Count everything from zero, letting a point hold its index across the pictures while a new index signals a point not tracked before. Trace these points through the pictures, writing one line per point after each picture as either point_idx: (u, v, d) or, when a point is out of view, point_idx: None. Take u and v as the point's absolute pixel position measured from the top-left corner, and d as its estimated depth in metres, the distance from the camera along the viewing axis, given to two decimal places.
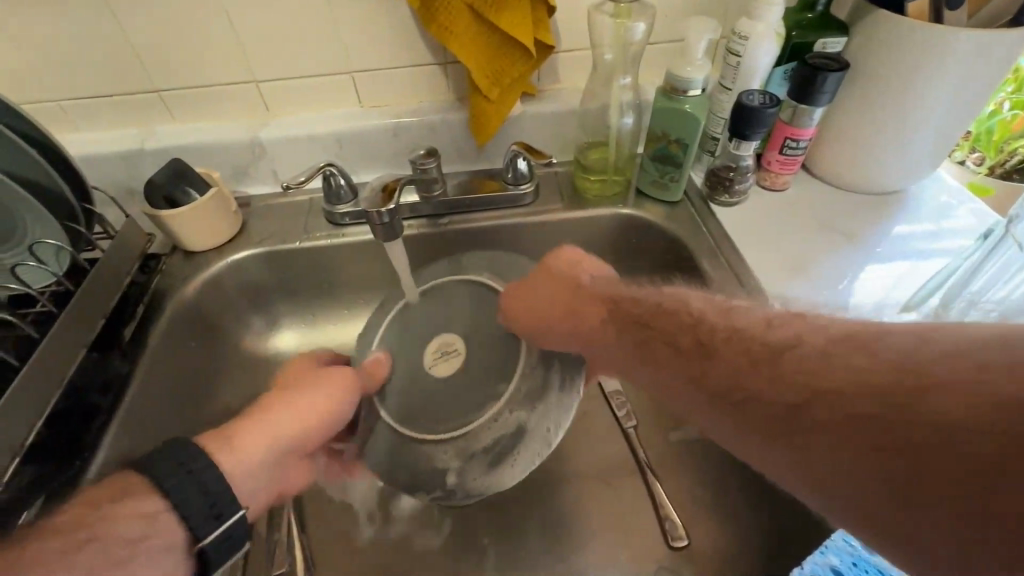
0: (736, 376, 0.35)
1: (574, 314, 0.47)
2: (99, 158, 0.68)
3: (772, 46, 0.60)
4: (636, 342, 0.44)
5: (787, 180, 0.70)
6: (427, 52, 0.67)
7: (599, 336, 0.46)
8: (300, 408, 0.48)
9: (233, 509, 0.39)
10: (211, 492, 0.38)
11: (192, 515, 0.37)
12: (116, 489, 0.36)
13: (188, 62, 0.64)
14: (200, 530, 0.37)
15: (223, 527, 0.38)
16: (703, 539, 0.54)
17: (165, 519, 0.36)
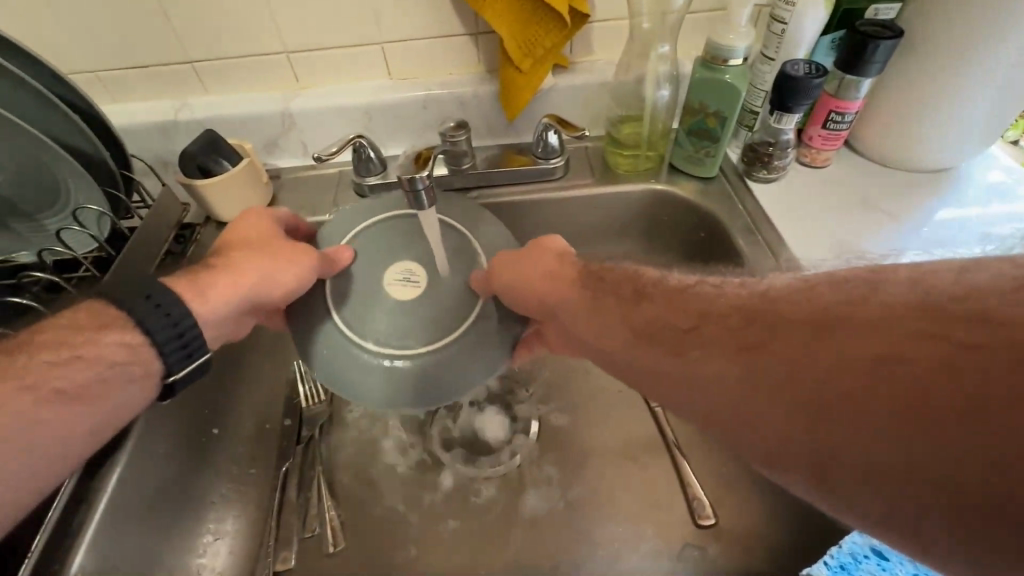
0: (683, 329, 0.36)
1: (548, 274, 0.46)
2: (137, 129, 0.69)
3: (822, 13, 0.56)
4: (592, 295, 0.43)
5: (829, 156, 0.66)
6: (458, 22, 0.65)
7: (564, 291, 0.45)
8: (256, 271, 0.47)
9: (201, 350, 0.43)
10: (182, 332, 0.42)
11: (165, 349, 0.41)
12: (101, 317, 0.40)
13: (221, 33, 0.64)
14: (172, 364, 0.42)
15: (193, 365, 0.43)
16: (730, 519, 0.53)
17: (145, 350, 0.41)
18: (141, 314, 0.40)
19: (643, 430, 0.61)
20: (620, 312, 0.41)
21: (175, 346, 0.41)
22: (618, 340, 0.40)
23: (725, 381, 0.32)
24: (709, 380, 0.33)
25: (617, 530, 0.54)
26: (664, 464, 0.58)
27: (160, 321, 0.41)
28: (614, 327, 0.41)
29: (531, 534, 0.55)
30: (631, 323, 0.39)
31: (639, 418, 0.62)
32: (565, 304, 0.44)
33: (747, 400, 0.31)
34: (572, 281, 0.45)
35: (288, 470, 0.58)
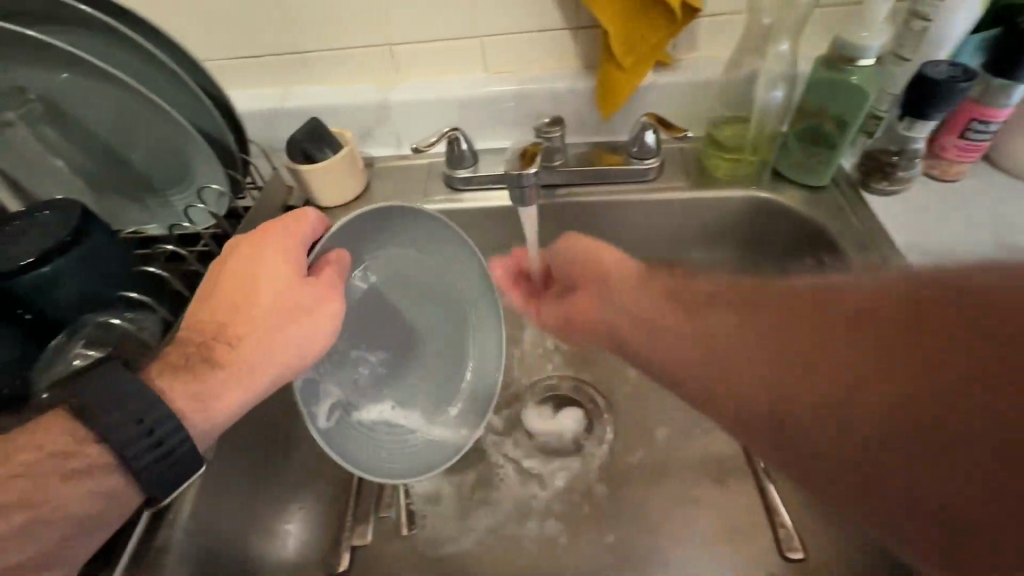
0: (740, 333, 0.34)
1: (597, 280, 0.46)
2: (248, 115, 0.73)
3: (974, 9, 0.51)
4: (661, 287, 0.41)
5: (963, 169, 0.59)
6: (561, 16, 0.65)
7: (614, 285, 0.45)
8: (287, 340, 0.42)
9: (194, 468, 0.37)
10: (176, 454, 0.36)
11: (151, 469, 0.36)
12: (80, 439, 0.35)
13: (332, 25, 0.67)
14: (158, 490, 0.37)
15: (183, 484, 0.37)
16: (824, 556, 0.50)
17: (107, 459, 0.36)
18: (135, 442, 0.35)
19: (727, 449, 0.58)
20: (666, 316, 0.39)
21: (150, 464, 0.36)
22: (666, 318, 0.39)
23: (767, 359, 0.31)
24: (758, 377, 0.32)
25: (696, 551, 0.52)
26: (749, 488, 0.55)
27: (131, 434, 0.35)
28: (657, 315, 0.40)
29: (603, 543, 0.53)
30: (672, 303, 0.39)
31: (722, 436, 0.59)
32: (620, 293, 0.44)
33: (794, 393, 0.30)
34: (628, 275, 0.44)
35: None
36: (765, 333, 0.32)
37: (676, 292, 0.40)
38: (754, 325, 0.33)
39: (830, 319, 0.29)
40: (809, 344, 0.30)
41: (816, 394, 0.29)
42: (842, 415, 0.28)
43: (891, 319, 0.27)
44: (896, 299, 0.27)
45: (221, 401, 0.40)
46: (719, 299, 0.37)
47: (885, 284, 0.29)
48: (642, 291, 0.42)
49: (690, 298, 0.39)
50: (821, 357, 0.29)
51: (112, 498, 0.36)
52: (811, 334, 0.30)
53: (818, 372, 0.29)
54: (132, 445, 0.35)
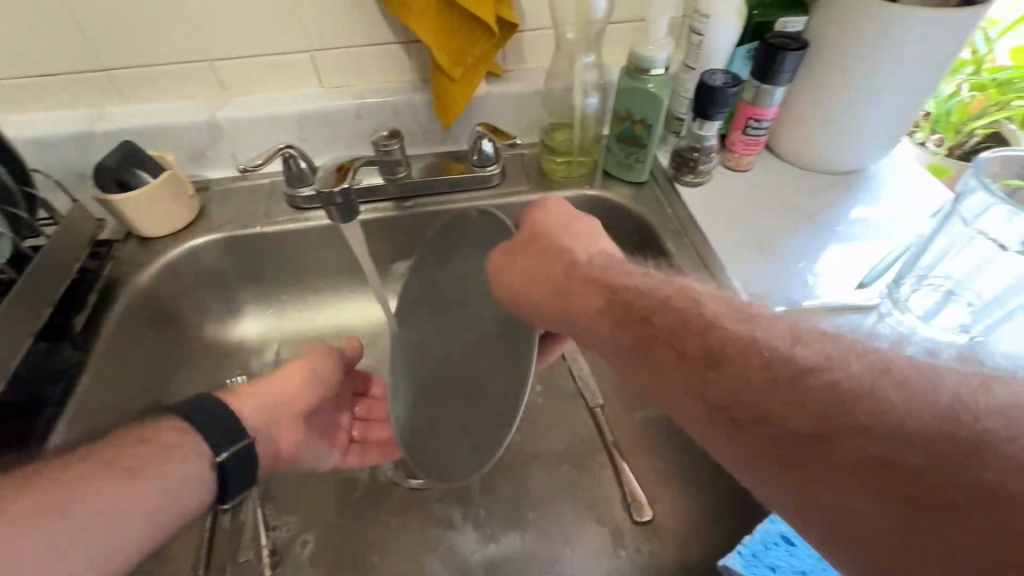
0: (776, 401, 0.30)
1: (554, 300, 0.42)
2: (47, 141, 0.65)
3: (734, 25, 0.59)
4: (634, 343, 0.38)
5: (751, 160, 0.70)
6: (388, 30, 0.65)
7: (574, 318, 0.42)
8: (302, 367, 0.55)
9: (243, 435, 0.45)
10: (223, 419, 0.45)
11: (213, 436, 0.44)
12: (145, 418, 0.44)
13: (135, 40, 0.62)
14: (221, 446, 0.44)
15: (236, 448, 0.44)
16: (668, 515, 0.55)
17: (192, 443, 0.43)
18: (191, 415, 0.44)
19: (584, 429, 0.63)
20: (654, 360, 0.36)
21: (219, 431, 0.44)
22: (650, 375, 0.36)
23: (794, 436, 0.29)
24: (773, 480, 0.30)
25: (559, 531, 0.55)
26: (604, 463, 0.60)
27: (200, 416, 0.45)
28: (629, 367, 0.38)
29: (474, 541, 0.55)
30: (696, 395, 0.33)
31: (580, 418, 0.64)
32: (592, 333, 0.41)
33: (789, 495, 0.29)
34: (606, 323, 0.40)
35: None
36: (790, 406, 0.30)
37: (685, 355, 0.35)
38: (786, 396, 0.30)
39: (858, 435, 0.27)
40: (820, 440, 0.28)
41: (818, 504, 0.28)
42: (848, 514, 0.27)
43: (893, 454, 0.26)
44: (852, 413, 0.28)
45: (249, 394, 0.51)
46: (754, 383, 0.31)
47: (908, 406, 0.27)
48: (629, 352, 0.38)
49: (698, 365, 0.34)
50: (840, 453, 0.28)
51: (185, 447, 0.42)
52: (817, 467, 0.28)
53: (821, 485, 0.28)
54: (202, 420, 0.44)
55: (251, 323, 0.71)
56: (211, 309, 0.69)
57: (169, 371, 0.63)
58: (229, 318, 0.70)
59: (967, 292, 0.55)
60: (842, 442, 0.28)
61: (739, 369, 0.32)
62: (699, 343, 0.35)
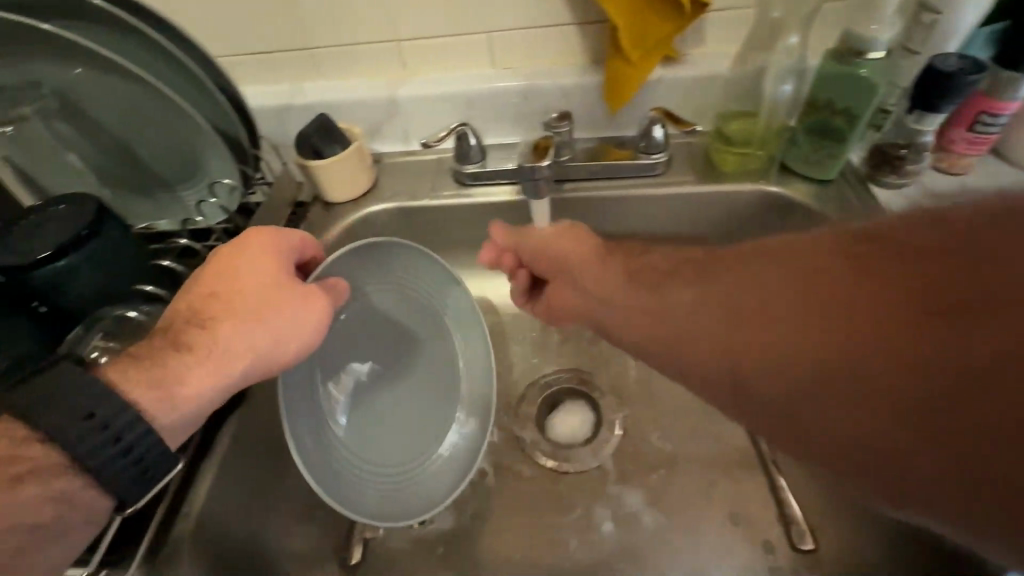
0: (751, 278, 0.37)
1: (586, 264, 0.50)
2: (257, 111, 0.73)
3: (982, 2, 0.51)
4: (674, 281, 0.43)
5: (970, 162, 0.59)
6: (570, 10, 0.65)
7: (595, 268, 0.49)
8: (266, 333, 0.42)
9: (168, 470, 0.36)
10: (147, 461, 0.35)
11: (126, 488, 0.35)
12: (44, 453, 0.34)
13: (339, 21, 0.67)
14: (130, 497, 0.35)
15: (157, 490, 0.36)
16: (835, 546, 0.50)
17: (81, 495, 0.34)
18: (95, 460, 0.33)
19: (735, 439, 0.59)
20: (671, 287, 0.42)
21: (132, 474, 0.35)
22: (669, 304, 0.41)
23: (788, 302, 0.33)
24: (789, 376, 0.32)
25: (707, 547, 0.52)
26: (759, 481, 0.55)
27: (111, 456, 0.34)
28: (642, 307, 0.43)
29: (615, 537, 0.53)
30: (659, 299, 0.42)
31: (730, 426, 0.60)
32: (605, 284, 0.47)
33: (817, 381, 0.30)
34: (653, 271, 0.46)
35: None
36: (812, 298, 0.33)
37: (715, 282, 0.40)
38: (754, 269, 0.37)
39: (849, 254, 0.32)
40: (811, 281, 0.33)
41: (851, 390, 0.29)
42: (835, 346, 0.30)
43: (906, 262, 0.29)
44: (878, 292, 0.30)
45: (195, 385, 0.40)
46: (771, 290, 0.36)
47: (914, 233, 0.31)
48: (651, 293, 0.43)
49: (727, 287, 0.38)
50: (818, 280, 0.33)
51: (76, 507, 0.34)
52: (838, 342, 0.30)
53: (849, 365, 0.29)
54: (110, 463, 0.34)
55: None
56: None
57: None
58: None
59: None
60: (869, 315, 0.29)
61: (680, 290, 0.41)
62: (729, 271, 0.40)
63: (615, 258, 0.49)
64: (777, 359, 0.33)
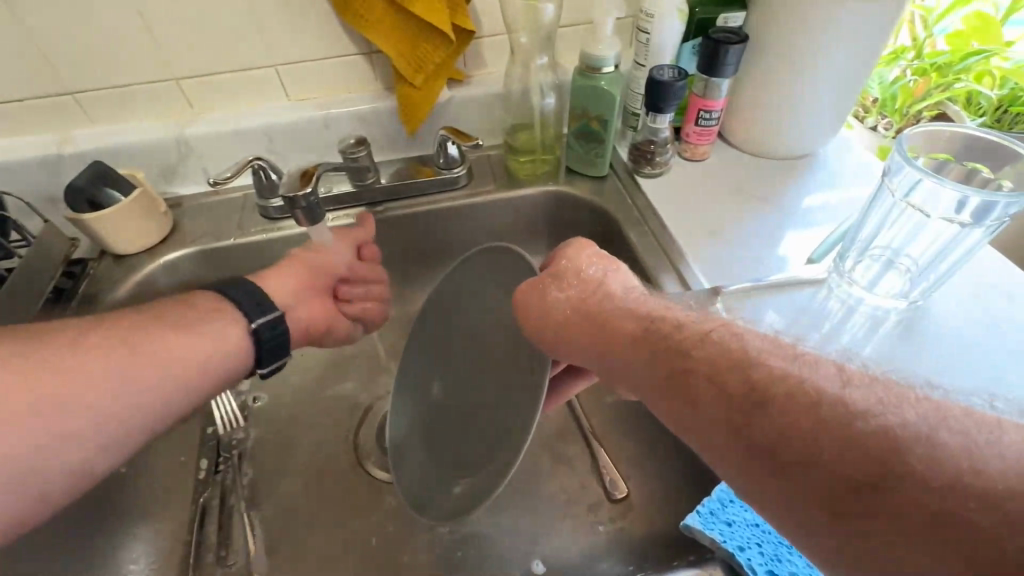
0: (824, 448, 0.28)
1: (594, 343, 0.41)
2: (16, 165, 0.66)
3: (677, 24, 0.63)
4: (649, 354, 0.38)
5: (705, 150, 0.73)
6: (349, 41, 0.67)
7: (615, 351, 0.40)
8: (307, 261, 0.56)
9: (273, 307, 0.50)
10: (257, 296, 0.50)
11: (246, 307, 0.49)
12: (185, 301, 0.48)
13: (101, 63, 0.63)
14: (251, 315, 0.49)
15: (269, 317, 0.49)
16: (643, 492, 0.57)
17: (215, 316, 0.47)
18: (227, 290, 0.50)
19: (562, 417, 0.65)
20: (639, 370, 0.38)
21: (251, 303, 0.49)
22: (646, 383, 0.37)
23: (774, 448, 0.30)
24: (768, 496, 0.30)
25: (540, 518, 0.56)
26: (581, 447, 0.62)
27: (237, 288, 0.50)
28: (642, 371, 0.38)
29: (459, 531, 0.56)
30: (751, 443, 0.31)
31: (558, 405, 0.66)
32: (626, 366, 0.39)
33: (797, 517, 0.29)
34: (633, 344, 0.39)
35: (206, 500, 0.57)
36: (805, 427, 0.29)
37: (701, 370, 0.35)
38: (849, 454, 0.28)
39: (935, 502, 0.25)
40: (862, 483, 0.27)
41: (826, 528, 0.28)
42: (887, 568, 0.25)
43: (942, 509, 0.25)
44: (875, 457, 0.27)
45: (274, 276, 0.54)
46: (776, 394, 0.31)
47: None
48: (621, 362, 0.39)
49: (736, 391, 0.33)
50: (880, 500, 0.26)
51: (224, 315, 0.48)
52: (827, 488, 0.28)
53: (822, 507, 0.28)
54: (245, 299, 0.50)
55: None
56: None
57: None
58: None
59: (902, 258, 0.59)
60: (862, 472, 0.27)
61: (792, 412, 0.30)
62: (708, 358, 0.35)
63: (549, 289, 0.44)
64: (759, 479, 0.30)
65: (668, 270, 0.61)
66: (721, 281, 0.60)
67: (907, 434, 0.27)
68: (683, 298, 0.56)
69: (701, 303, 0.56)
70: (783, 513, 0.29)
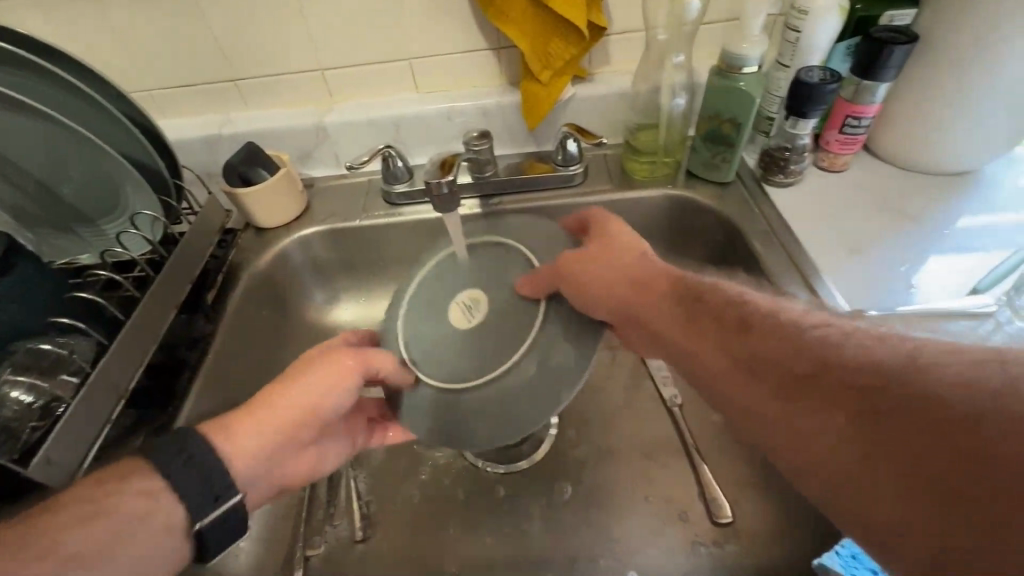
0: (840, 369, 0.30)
1: (632, 293, 0.44)
2: (185, 142, 0.74)
3: (835, 21, 0.58)
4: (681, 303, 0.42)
5: (847, 160, 0.67)
6: (482, 37, 0.69)
7: (648, 294, 0.44)
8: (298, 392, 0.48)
9: (230, 493, 0.40)
10: (210, 478, 0.40)
11: (192, 496, 0.39)
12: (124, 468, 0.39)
13: (262, 53, 0.70)
14: (199, 513, 0.39)
15: (221, 510, 0.40)
16: (750, 519, 0.53)
17: (165, 498, 0.38)
18: (170, 472, 0.39)
19: (663, 429, 0.62)
20: (673, 321, 0.41)
21: (202, 492, 0.39)
22: (666, 323, 0.42)
23: (787, 378, 0.32)
24: (775, 420, 0.32)
25: (635, 531, 0.55)
26: (682, 464, 0.59)
27: (180, 465, 0.39)
28: (668, 321, 0.42)
29: (552, 531, 0.56)
30: (733, 357, 0.36)
31: (658, 416, 0.64)
32: (651, 308, 0.43)
33: (805, 439, 0.30)
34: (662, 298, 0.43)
35: (318, 465, 0.60)
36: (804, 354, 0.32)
37: (724, 322, 0.38)
38: (866, 372, 0.29)
39: (864, 381, 0.29)
40: (866, 389, 0.29)
41: (842, 442, 0.28)
42: (801, 421, 0.30)
43: (962, 411, 0.25)
44: (887, 377, 0.28)
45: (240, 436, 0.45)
46: (783, 337, 0.34)
47: (939, 363, 0.27)
48: (654, 308, 0.43)
49: (747, 333, 0.36)
50: (823, 386, 0.30)
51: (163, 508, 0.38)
52: (847, 403, 0.29)
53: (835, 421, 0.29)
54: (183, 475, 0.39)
55: (344, 311, 0.77)
56: (312, 295, 0.75)
57: (278, 346, 0.70)
58: (327, 305, 0.76)
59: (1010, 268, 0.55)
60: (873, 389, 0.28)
61: (780, 338, 0.34)
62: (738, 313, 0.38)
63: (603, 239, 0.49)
64: (770, 413, 0.32)
65: (798, 287, 0.57)
66: (861, 306, 0.55)
67: (949, 360, 0.27)
68: None
69: None
70: (794, 438, 0.31)
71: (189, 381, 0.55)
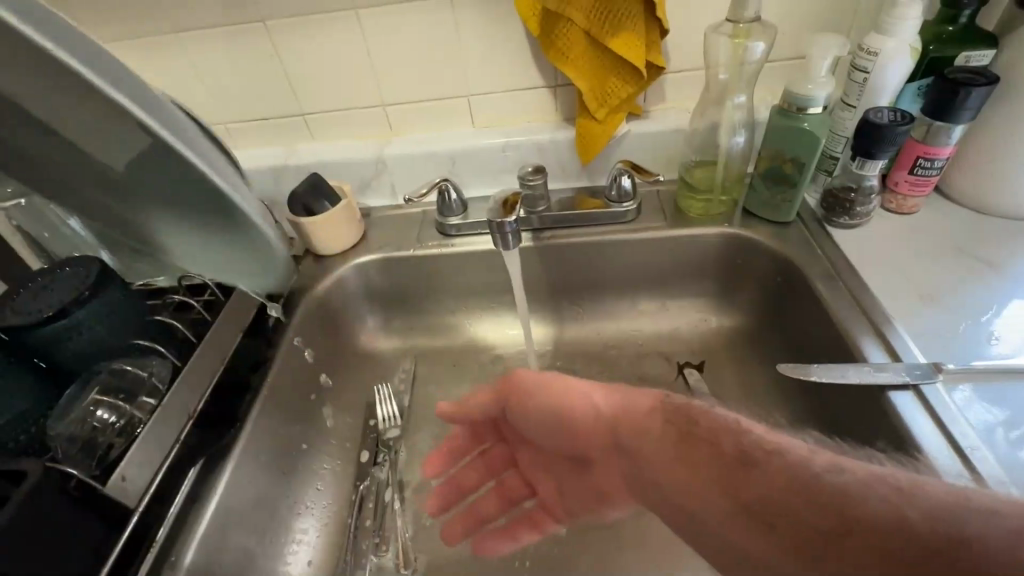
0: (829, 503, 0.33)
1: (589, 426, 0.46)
2: (253, 172, 0.78)
3: (908, 62, 0.56)
4: (679, 441, 0.41)
5: (917, 202, 0.64)
6: (540, 75, 0.71)
7: (623, 429, 0.44)
8: None
9: None
10: None
11: None
12: None
13: (329, 90, 0.73)
14: None
15: None
16: None
17: None
18: None
19: None
20: (642, 455, 0.42)
21: None
22: (654, 450, 0.42)
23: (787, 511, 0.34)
24: (766, 551, 0.34)
25: None
26: None
27: None
28: (659, 458, 0.41)
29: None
30: (728, 490, 0.37)
31: None
32: (634, 440, 0.43)
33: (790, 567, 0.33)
34: (648, 420, 0.43)
35: (365, 491, 0.61)
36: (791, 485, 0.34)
37: (720, 452, 0.39)
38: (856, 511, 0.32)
39: (861, 528, 0.31)
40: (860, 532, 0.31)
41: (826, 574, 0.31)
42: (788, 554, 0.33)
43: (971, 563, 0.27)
44: (877, 524, 0.31)
45: None
46: (774, 471, 0.36)
47: (924, 503, 0.30)
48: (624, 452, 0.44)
49: (741, 461, 0.37)
50: (820, 529, 0.32)
51: None
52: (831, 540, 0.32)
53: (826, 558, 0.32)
54: None
55: (395, 339, 0.78)
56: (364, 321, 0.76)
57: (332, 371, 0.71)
58: (379, 331, 0.78)
59: None
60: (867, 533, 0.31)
61: (770, 480, 0.35)
62: (740, 446, 0.38)
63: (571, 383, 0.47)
64: (751, 540, 0.35)
65: (867, 336, 0.54)
66: (936, 358, 0.51)
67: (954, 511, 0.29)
68: (891, 370, 0.49)
69: (917, 379, 0.48)
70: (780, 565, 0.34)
71: (252, 401, 0.56)
